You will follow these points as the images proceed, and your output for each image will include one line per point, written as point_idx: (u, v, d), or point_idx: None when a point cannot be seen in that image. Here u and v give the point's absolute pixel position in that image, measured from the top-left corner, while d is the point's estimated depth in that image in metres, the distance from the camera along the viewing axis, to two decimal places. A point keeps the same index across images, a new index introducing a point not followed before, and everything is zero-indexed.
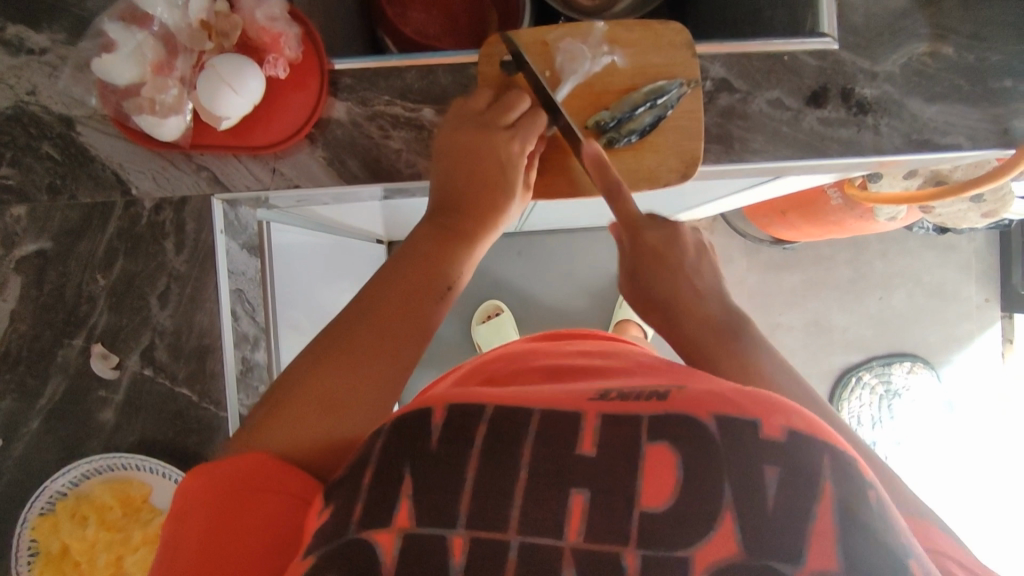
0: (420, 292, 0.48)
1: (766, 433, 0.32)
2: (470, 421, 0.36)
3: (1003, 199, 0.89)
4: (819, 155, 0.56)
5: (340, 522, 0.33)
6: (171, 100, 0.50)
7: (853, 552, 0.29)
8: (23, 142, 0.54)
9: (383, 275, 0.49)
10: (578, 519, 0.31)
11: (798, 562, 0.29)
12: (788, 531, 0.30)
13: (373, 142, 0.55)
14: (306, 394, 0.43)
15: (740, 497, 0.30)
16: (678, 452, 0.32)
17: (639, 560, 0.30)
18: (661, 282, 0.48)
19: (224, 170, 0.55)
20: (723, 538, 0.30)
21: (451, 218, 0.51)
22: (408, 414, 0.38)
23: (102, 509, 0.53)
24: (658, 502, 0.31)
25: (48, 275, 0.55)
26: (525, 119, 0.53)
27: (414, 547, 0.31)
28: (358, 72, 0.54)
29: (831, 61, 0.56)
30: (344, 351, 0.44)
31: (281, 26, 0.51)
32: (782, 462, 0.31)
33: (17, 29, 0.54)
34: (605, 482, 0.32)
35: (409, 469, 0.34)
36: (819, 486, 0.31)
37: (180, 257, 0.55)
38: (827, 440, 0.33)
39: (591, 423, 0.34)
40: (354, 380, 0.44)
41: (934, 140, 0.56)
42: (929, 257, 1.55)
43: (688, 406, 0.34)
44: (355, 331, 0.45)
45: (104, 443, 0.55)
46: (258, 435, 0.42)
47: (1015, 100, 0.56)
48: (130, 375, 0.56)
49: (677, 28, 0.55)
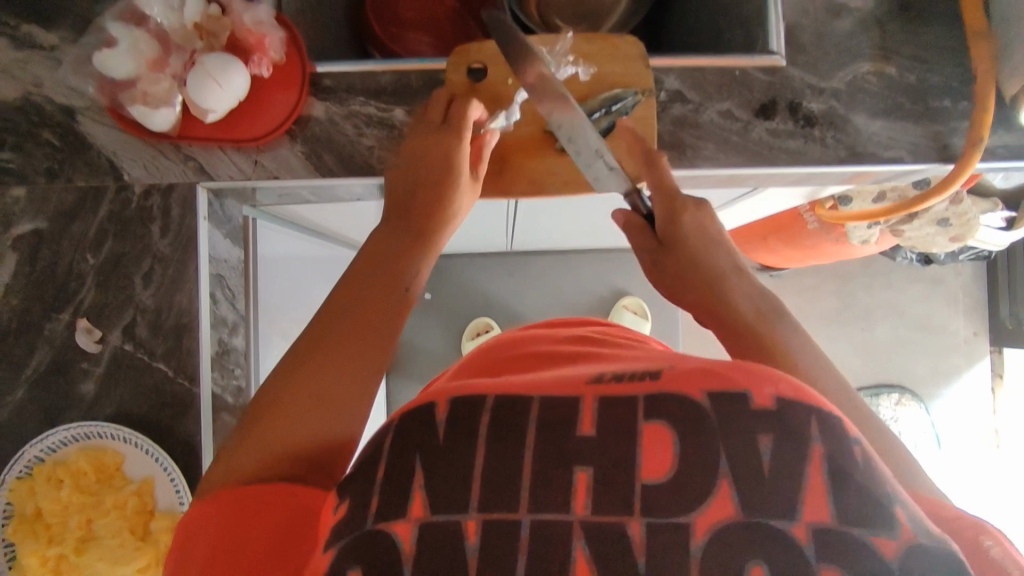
0: (396, 287, 0.49)
1: (756, 404, 0.32)
2: (474, 411, 0.34)
3: (969, 224, 0.92)
4: (767, 163, 0.60)
5: (355, 517, 0.32)
6: (162, 93, 0.54)
7: (846, 501, 0.29)
8: (27, 129, 0.59)
9: (352, 276, 0.49)
10: (584, 495, 0.30)
11: (794, 518, 0.29)
12: (781, 491, 0.30)
13: (347, 138, 0.59)
14: (292, 394, 0.42)
15: (737, 466, 0.30)
16: (675, 430, 0.32)
17: (645, 527, 0.29)
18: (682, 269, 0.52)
19: (210, 161, 0.59)
20: (722, 502, 0.29)
21: (417, 216, 0.54)
22: (411, 410, 0.36)
23: (77, 474, 0.55)
24: (658, 475, 0.31)
25: (41, 252, 0.59)
26: (454, 110, 0.57)
27: (434, 534, 0.30)
28: (337, 76, 0.59)
29: (779, 77, 0.60)
30: (327, 350, 0.44)
31: (266, 29, 0.56)
32: (774, 430, 0.31)
33: (30, 28, 0.59)
34: (608, 458, 0.31)
35: (420, 460, 0.33)
36: (809, 448, 0.30)
37: (164, 240, 0.59)
38: (817, 404, 0.32)
39: (589, 405, 0.33)
40: (333, 377, 0.43)
41: (876, 153, 0.60)
42: (914, 288, 1.57)
43: (680, 382, 0.34)
44: (334, 328, 0.45)
45: (82, 413, 0.59)
46: (241, 458, 0.40)
47: (953, 119, 0.60)
48: (111, 349, 0.59)
49: (631, 40, 0.60)
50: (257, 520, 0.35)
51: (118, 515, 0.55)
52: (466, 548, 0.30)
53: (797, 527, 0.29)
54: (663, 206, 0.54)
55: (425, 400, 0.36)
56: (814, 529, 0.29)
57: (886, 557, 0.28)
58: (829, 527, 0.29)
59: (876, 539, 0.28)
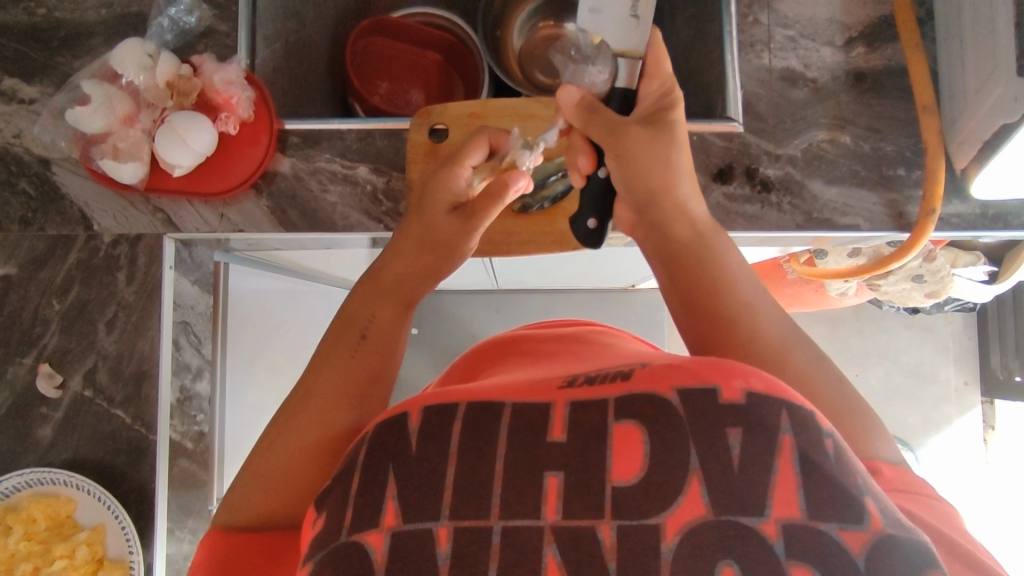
0: (367, 308, 0.51)
1: (724, 398, 0.31)
2: (444, 420, 0.33)
3: (943, 280, 0.92)
4: (724, 228, 0.61)
5: (330, 531, 0.32)
6: (131, 149, 0.56)
7: (817, 496, 0.29)
8: (4, 178, 0.61)
9: (352, 320, 0.51)
10: (555, 499, 0.30)
11: (763, 515, 0.28)
12: (752, 487, 0.29)
13: (312, 194, 0.61)
14: (301, 418, 0.45)
15: (708, 462, 0.29)
16: (645, 428, 0.31)
17: (615, 530, 0.29)
18: (660, 157, 0.51)
19: (177, 213, 0.61)
20: (693, 501, 0.29)
21: (423, 258, 0.54)
22: (383, 422, 0.35)
23: (27, 521, 0.55)
24: (629, 476, 0.30)
25: (9, 297, 0.60)
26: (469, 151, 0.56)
27: (403, 548, 0.29)
28: (304, 133, 0.61)
29: (737, 143, 0.61)
30: (328, 381, 0.47)
31: (235, 89, 0.57)
32: (743, 424, 0.30)
33: (13, 82, 0.61)
34: (580, 461, 0.31)
35: (392, 472, 0.32)
36: (779, 440, 0.30)
37: (130, 288, 0.61)
38: (789, 398, 0.31)
39: (560, 411, 0.33)
40: (335, 392, 0.46)
41: (833, 220, 0.60)
42: (905, 336, 1.56)
43: (650, 382, 0.33)
44: (338, 358, 0.48)
45: (39, 458, 0.59)
46: (252, 482, 0.45)
47: (908, 187, 0.60)
48: (71, 394, 0.60)
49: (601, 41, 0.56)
50: (252, 543, 0.42)
51: (67, 564, 0.55)
52: (437, 555, 0.29)
53: (766, 524, 0.28)
54: (658, 87, 0.53)
55: (398, 409, 0.35)
56: (783, 525, 0.28)
57: (852, 551, 0.27)
58: (798, 523, 0.28)
59: (844, 533, 0.28)
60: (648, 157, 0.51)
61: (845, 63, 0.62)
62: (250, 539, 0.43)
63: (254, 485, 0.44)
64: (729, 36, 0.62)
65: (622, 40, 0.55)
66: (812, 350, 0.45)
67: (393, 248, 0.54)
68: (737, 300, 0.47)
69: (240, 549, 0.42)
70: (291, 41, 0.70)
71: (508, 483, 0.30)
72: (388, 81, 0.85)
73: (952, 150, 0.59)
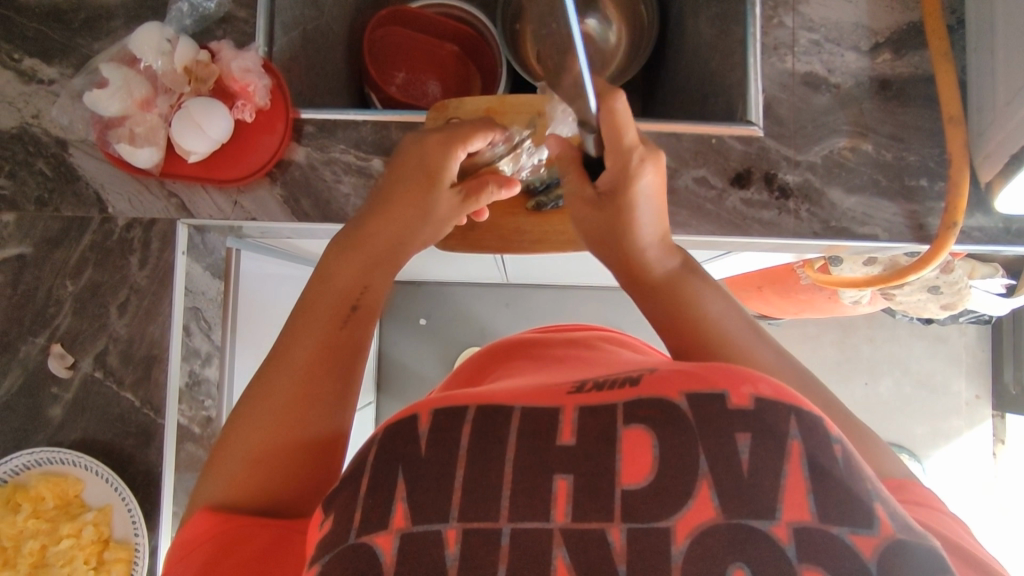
0: (361, 278, 0.49)
1: (734, 403, 0.31)
2: (455, 422, 0.33)
3: (960, 292, 0.91)
4: (740, 233, 0.60)
5: (338, 532, 0.31)
6: (147, 133, 0.56)
7: (829, 500, 0.28)
8: (21, 157, 0.61)
9: (324, 285, 0.49)
10: (564, 501, 0.29)
11: (774, 518, 0.28)
12: (763, 491, 0.28)
13: (325, 184, 0.60)
14: (282, 385, 0.43)
15: (717, 467, 0.29)
16: (653, 432, 0.30)
17: (625, 534, 0.28)
18: (612, 220, 0.50)
19: (191, 199, 0.61)
20: (703, 504, 0.28)
21: (402, 234, 0.52)
22: (393, 424, 0.34)
23: (36, 500, 0.55)
24: (638, 479, 0.29)
25: (24, 277, 0.61)
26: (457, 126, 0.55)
27: (412, 549, 0.29)
28: (319, 123, 0.60)
29: (756, 147, 0.60)
30: (310, 345, 0.45)
31: (252, 77, 0.57)
32: (752, 429, 0.30)
33: (32, 61, 0.62)
34: (591, 466, 0.30)
35: (403, 472, 0.31)
36: (787, 444, 0.29)
37: (142, 272, 0.61)
38: (798, 405, 0.31)
39: (568, 415, 0.32)
40: (309, 355, 0.45)
41: (851, 229, 0.59)
42: (917, 346, 1.54)
43: (660, 388, 0.33)
44: (312, 326, 0.46)
45: (48, 437, 0.60)
46: (233, 464, 0.41)
47: (930, 199, 0.59)
48: (82, 375, 0.60)
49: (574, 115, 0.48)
50: (247, 539, 0.38)
51: (73, 543, 0.55)
52: (444, 556, 0.29)
53: (777, 527, 0.28)
54: (614, 165, 0.48)
55: (405, 413, 0.35)
56: (794, 528, 0.27)
57: (863, 555, 0.27)
58: (808, 527, 0.27)
59: (854, 537, 0.27)
60: (599, 221, 0.51)
61: (870, 69, 0.61)
62: (244, 534, 0.38)
63: (248, 464, 0.41)
64: (753, 39, 0.61)
65: (579, 109, 0.47)
66: (795, 378, 0.43)
67: (368, 221, 0.52)
68: (740, 317, 0.47)
69: (237, 541, 0.38)
70: (309, 28, 0.69)
71: (517, 487, 0.30)
72: (405, 71, 0.84)
73: (976, 163, 0.58)
